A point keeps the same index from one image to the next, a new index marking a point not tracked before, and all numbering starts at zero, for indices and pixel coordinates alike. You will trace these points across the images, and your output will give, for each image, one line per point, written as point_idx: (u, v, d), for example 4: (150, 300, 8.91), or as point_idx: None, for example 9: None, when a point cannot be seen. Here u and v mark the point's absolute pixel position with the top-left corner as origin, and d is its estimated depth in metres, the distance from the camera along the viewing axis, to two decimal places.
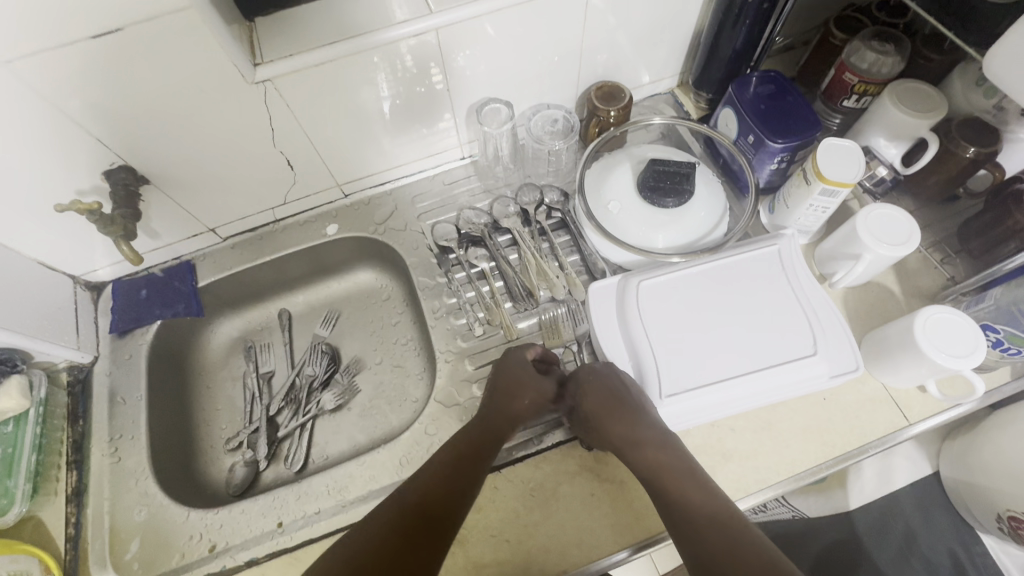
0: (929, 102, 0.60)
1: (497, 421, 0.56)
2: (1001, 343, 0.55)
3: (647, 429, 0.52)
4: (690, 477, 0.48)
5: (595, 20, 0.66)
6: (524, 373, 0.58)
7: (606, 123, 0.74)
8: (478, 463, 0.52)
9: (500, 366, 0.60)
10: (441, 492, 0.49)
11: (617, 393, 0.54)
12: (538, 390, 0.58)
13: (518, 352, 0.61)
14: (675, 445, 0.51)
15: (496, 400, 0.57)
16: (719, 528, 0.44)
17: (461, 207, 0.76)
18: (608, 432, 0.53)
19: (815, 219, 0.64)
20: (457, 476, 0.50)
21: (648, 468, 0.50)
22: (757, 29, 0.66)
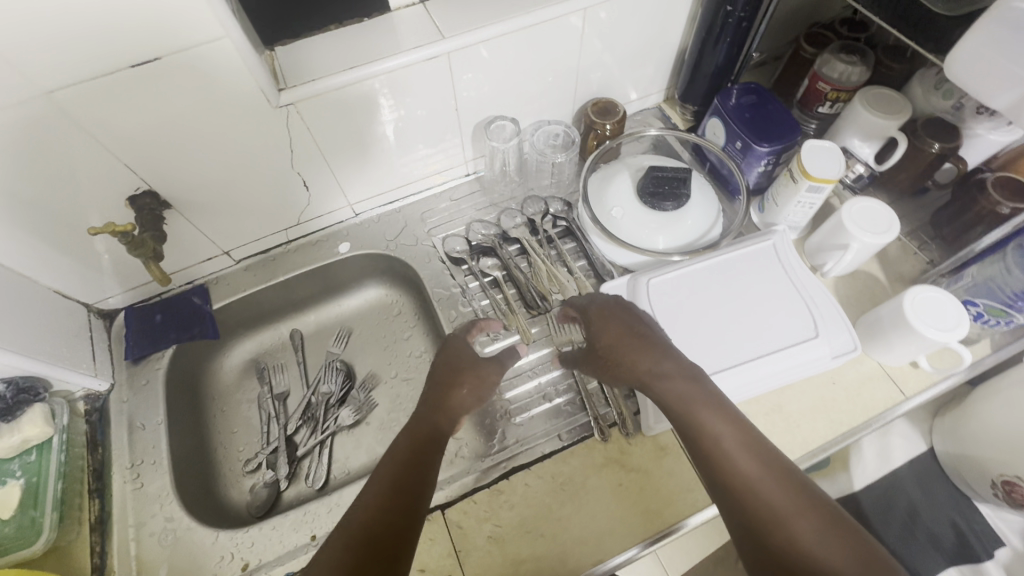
0: (895, 105, 0.66)
1: (434, 420, 0.53)
2: (982, 315, 0.61)
3: (670, 361, 0.52)
4: (718, 408, 0.47)
5: (590, 42, 0.72)
6: (467, 349, 0.60)
7: (603, 136, 0.79)
8: (425, 473, 0.48)
9: (441, 349, 0.60)
10: (389, 512, 0.44)
11: (637, 329, 0.56)
12: (480, 374, 0.57)
13: (459, 340, 0.61)
14: (699, 374, 0.51)
15: (433, 393, 0.55)
16: (748, 460, 0.44)
17: (468, 221, 0.80)
18: (631, 365, 0.53)
19: (803, 215, 0.69)
20: (408, 484, 0.47)
21: (672, 398, 0.49)
22: (737, 46, 0.72)
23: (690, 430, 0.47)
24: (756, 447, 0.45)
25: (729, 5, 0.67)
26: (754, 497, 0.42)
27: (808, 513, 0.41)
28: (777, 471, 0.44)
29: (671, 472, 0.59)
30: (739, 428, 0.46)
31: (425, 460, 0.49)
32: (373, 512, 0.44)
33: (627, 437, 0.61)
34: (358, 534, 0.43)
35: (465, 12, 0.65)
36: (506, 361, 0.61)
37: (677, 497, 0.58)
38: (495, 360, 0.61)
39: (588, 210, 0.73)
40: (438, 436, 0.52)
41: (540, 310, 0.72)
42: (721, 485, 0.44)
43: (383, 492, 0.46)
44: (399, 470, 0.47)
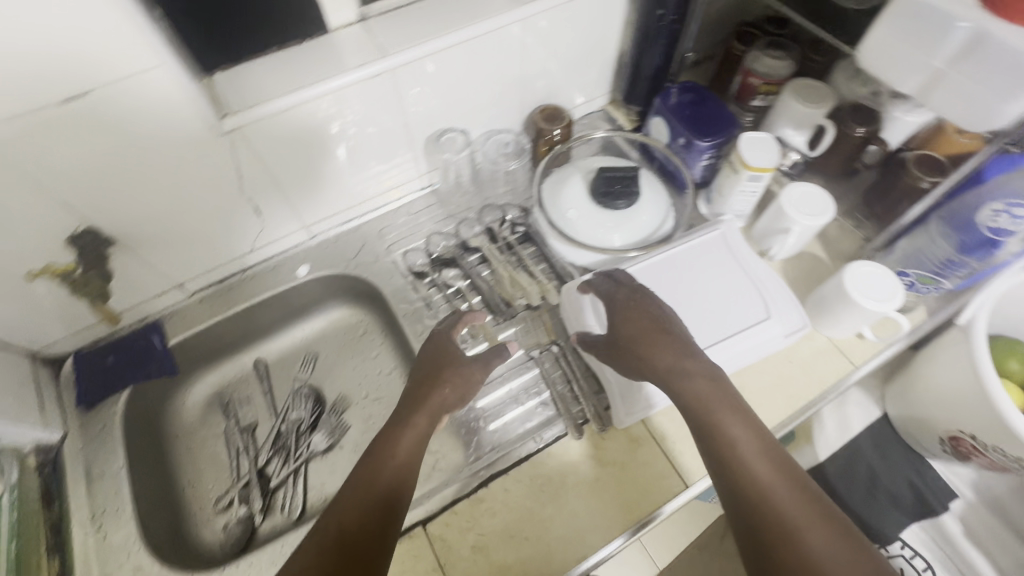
0: (821, 95, 0.70)
1: (415, 420, 0.53)
2: (913, 284, 0.65)
3: (693, 363, 0.53)
4: (740, 415, 0.49)
5: (532, 51, 0.73)
6: (452, 347, 0.61)
7: (553, 141, 0.81)
8: (403, 477, 0.49)
9: (427, 346, 0.62)
10: (365, 514, 0.45)
11: (661, 325, 0.57)
12: (461, 373, 0.58)
13: (443, 337, 0.62)
14: (720, 378, 0.52)
15: (412, 395, 0.56)
16: (764, 466, 0.45)
17: (428, 233, 0.80)
18: (651, 361, 0.55)
19: (746, 203, 0.73)
20: (389, 484, 0.48)
21: (694, 397, 0.51)
22: (672, 47, 0.76)
23: (709, 430, 0.48)
24: (772, 453, 0.47)
25: (661, 8, 0.70)
26: (768, 505, 0.43)
27: (823, 530, 0.41)
28: (795, 485, 0.44)
29: (644, 462, 0.61)
30: (759, 436, 0.48)
31: (404, 465, 0.50)
32: (347, 520, 0.45)
33: (601, 431, 0.62)
34: (330, 541, 0.43)
35: (407, 28, 0.65)
36: (492, 360, 0.60)
37: (652, 486, 0.60)
38: (478, 359, 0.60)
39: (545, 214, 0.75)
40: (419, 438, 0.52)
41: (505, 316, 0.73)
42: (734, 487, 0.45)
43: (358, 498, 0.46)
44: (375, 475, 0.48)
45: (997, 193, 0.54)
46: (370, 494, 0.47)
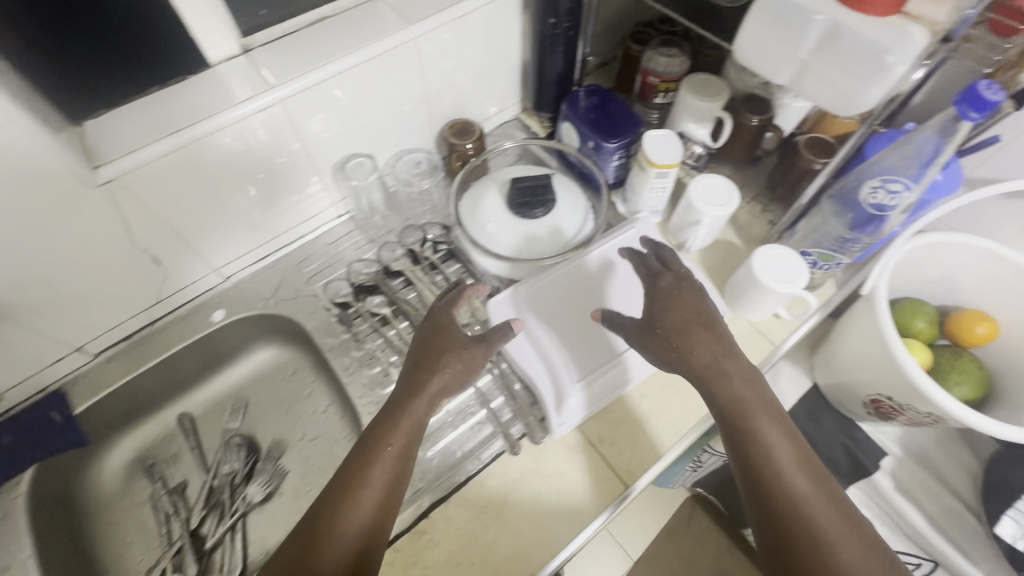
0: (715, 89, 0.72)
1: (412, 407, 0.51)
2: (816, 263, 0.66)
3: (734, 364, 0.51)
4: (778, 422, 0.49)
5: (433, 68, 0.72)
6: (454, 325, 0.57)
7: (466, 155, 0.81)
8: (401, 464, 0.49)
9: (428, 321, 0.58)
10: (356, 498, 0.46)
11: (703, 316, 0.54)
12: (464, 356, 0.54)
13: (445, 314, 0.58)
14: (758, 381, 0.51)
15: (410, 377, 0.53)
16: (799, 478, 0.47)
17: (349, 262, 0.78)
18: (691, 359, 0.52)
19: (659, 199, 0.74)
20: (384, 472, 0.48)
21: (733, 399, 0.50)
22: (571, 53, 0.76)
23: (748, 436, 0.49)
24: (806, 462, 0.48)
25: (553, 16, 0.71)
26: (805, 517, 0.45)
27: (854, 543, 0.44)
28: (829, 498, 0.46)
29: (583, 468, 0.61)
30: (794, 445, 0.49)
31: (398, 454, 0.49)
32: (340, 518, 0.45)
33: (536, 444, 0.62)
34: (321, 539, 0.44)
35: (294, 56, 0.63)
36: (496, 342, 0.56)
37: (593, 492, 0.60)
38: (482, 339, 0.56)
39: (465, 229, 0.73)
40: (414, 425, 0.50)
41: None
42: (770, 496, 0.46)
43: (352, 493, 0.46)
44: (365, 468, 0.47)
45: (880, 167, 0.57)
46: (364, 488, 0.46)
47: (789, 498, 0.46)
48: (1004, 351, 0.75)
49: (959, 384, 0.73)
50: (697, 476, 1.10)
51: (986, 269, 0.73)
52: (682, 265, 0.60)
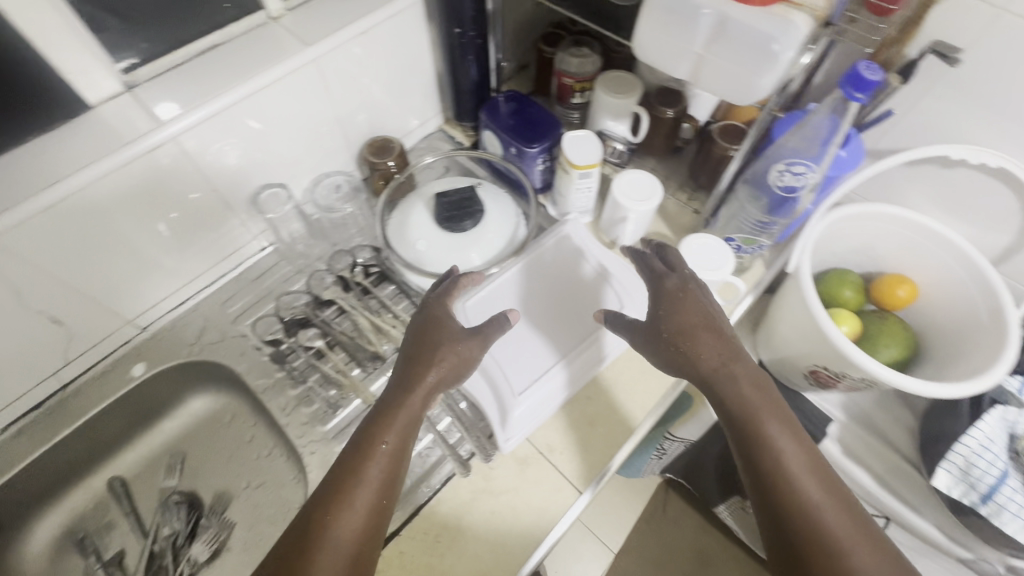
0: (629, 85, 0.73)
1: (408, 402, 0.50)
2: (740, 247, 0.68)
3: (742, 366, 0.51)
4: (788, 426, 0.50)
5: (342, 87, 0.70)
6: (448, 318, 0.56)
7: (389, 173, 0.79)
8: (398, 460, 0.48)
9: (423, 315, 0.57)
10: (355, 490, 0.46)
11: (710, 318, 0.53)
12: (460, 349, 0.53)
13: (439, 307, 0.57)
14: (766, 384, 0.52)
15: (405, 371, 0.52)
16: (811, 483, 0.47)
17: (277, 296, 0.74)
18: (698, 361, 0.52)
19: (587, 199, 0.74)
20: (383, 466, 0.47)
21: (743, 402, 0.50)
22: (482, 60, 0.75)
23: (758, 441, 0.49)
24: (817, 467, 0.48)
25: (458, 26, 0.70)
26: (818, 524, 0.45)
27: (866, 551, 0.44)
28: (840, 503, 0.47)
29: (535, 480, 0.60)
30: (804, 449, 0.49)
31: (395, 450, 0.48)
32: (337, 518, 0.44)
33: (488, 462, 0.61)
34: (316, 541, 0.43)
35: (187, 88, 0.59)
36: (491, 335, 0.55)
37: (547, 504, 0.59)
38: (479, 331, 0.55)
39: (394, 253, 0.72)
40: (411, 420, 0.50)
41: (372, 365, 0.69)
42: (780, 501, 0.47)
43: (348, 492, 0.45)
44: (361, 467, 0.46)
45: (783, 152, 0.58)
46: (361, 487, 0.45)
47: (801, 503, 0.46)
48: (926, 310, 0.79)
49: (887, 346, 0.76)
50: (665, 463, 1.12)
51: (899, 235, 0.76)
52: (688, 266, 0.58)
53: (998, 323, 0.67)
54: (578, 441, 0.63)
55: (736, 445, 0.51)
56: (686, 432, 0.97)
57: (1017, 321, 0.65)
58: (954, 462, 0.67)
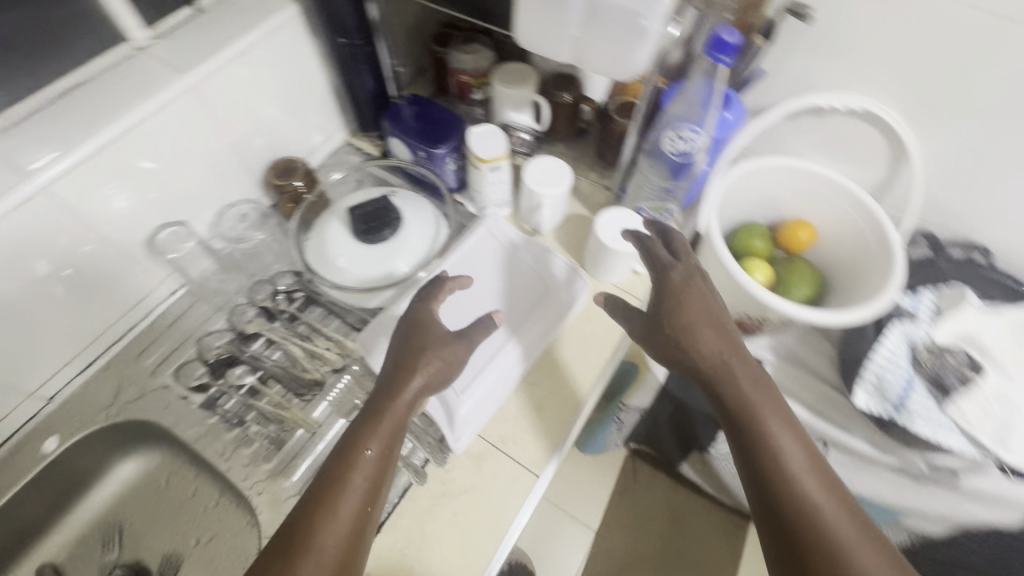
0: (524, 75, 0.74)
1: (397, 407, 0.51)
2: (651, 216, 0.71)
3: (739, 364, 0.55)
4: (786, 423, 0.53)
5: (231, 111, 0.67)
6: (433, 322, 0.58)
7: (298, 194, 0.76)
8: (384, 464, 0.48)
9: (409, 321, 0.58)
10: (342, 494, 0.46)
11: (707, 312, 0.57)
12: (446, 353, 0.55)
13: (426, 310, 0.59)
14: (764, 383, 0.55)
15: (391, 377, 0.53)
16: (806, 475, 0.50)
17: (197, 339, 0.70)
18: (697, 358, 0.55)
19: (502, 191, 0.75)
20: (371, 470, 0.47)
21: (741, 397, 0.53)
22: (375, 67, 0.75)
23: (758, 435, 0.52)
24: (813, 462, 0.51)
25: (343, 36, 0.69)
26: (813, 515, 0.48)
27: (862, 543, 0.46)
28: (835, 496, 0.49)
29: (492, 474, 0.60)
30: (801, 446, 0.52)
31: (381, 456, 0.49)
32: (322, 524, 0.44)
33: (442, 466, 0.60)
34: (301, 549, 0.43)
35: (55, 132, 0.55)
36: (477, 338, 0.58)
37: (507, 495, 0.59)
38: (462, 336, 0.57)
39: (317, 278, 0.70)
40: (397, 425, 0.50)
41: (311, 392, 0.67)
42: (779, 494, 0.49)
43: (335, 498, 0.45)
44: (348, 474, 0.47)
45: (670, 122, 0.61)
46: (348, 492, 0.46)
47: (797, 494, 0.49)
48: (824, 248, 0.86)
49: (798, 286, 0.82)
50: (625, 434, 1.15)
51: (792, 182, 0.82)
52: (694, 257, 0.60)
53: (884, 247, 0.74)
54: (530, 427, 0.63)
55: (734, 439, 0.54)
56: (639, 400, 1.02)
57: (899, 243, 0.73)
58: (868, 380, 0.73)
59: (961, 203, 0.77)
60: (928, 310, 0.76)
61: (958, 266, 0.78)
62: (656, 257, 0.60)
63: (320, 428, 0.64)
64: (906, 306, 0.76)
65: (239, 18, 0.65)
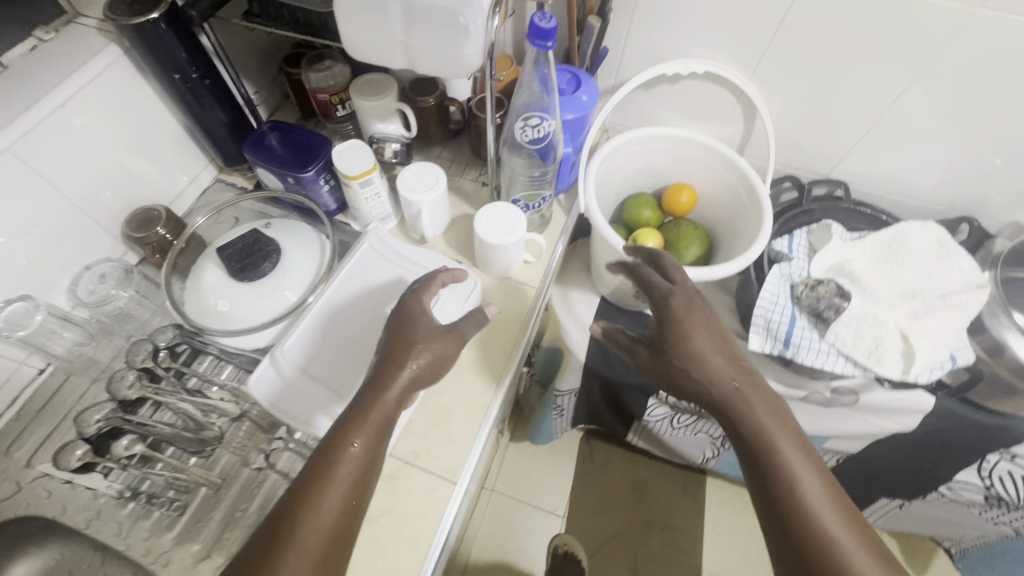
0: (383, 85, 0.73)
1: (384, 395, 0.51)
2: (527, 205, 0.71)
3: (753, 390, 0.55)
4: (802, 451, 0.53)
5: (62, 168, 0.62)
6: (422, 315, 0.58)
7: (165, 243, 0.72)
8: (372, 452, 0.49)
9: (397, 314, 0.59)
10: (328, 481, 0.46)
11: (718, 333, 0.57)
12: (435, 347, 0.55)
13: (417, 303, 0.59)
14: (781, 409, 0.55)
15: (379, 372, 0.53)
16: (826, 508, 0.49)
17: (75, 416, 0.64)
18: (710, 380, 0.55)
19: (382, 205, 0.74)
20: (361, 458, 0.48)
21: (757, 424, 0.54)
22: (224, 98, 0.71)
23: (770, 463, 0.52)
24: (831, 490, 0.51)
25: (177, 71, 0.65)
26: (833, 548, 0.46)
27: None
28: (854, 527, 0.48)
29: (409, 491, 0.60)
30: (819, 474, 0.52)
31: (367, 447, 0.49)
32: (304, 517, 0.44)
33: None
34: (284, 540, 0.43)
35: None
36: (467, 331, 0.59)
37: (427, 507, 0.59)
38: (453, 331, 0.58)
39: (207, 334, 0.66)
40: (387, 418, 0.51)
41: (209, 446, 0.64)
42: (797, 523, 0.49)
43: (318, 492, 0.45)
44: (333, 467, 0.47)
45: (518, 108, 0.61)
46: (332, 484, 0.46)
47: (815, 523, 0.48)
48: (706, 207, 0.90)
49: (688, 247, 0.84)
50: (569, 418, 1.17)
51: (665, 150, 0.86)
52: (689, 280, 0.62)
53: (754, 199, 0.78)
54: (440, 434, 0.63)
55: (751, 466, 0.53)
56: (569, 383, 1.03)
57: (766, 192, 0.77)
58: (760, 324, 0.76)
59: (816, 143, 0.84)
60: (802, 249, 0.81)
61: (823, 204, 0.85)
62: (653, 286, 0.61)
63: (223, 481, 0.62)
64: (783, 250, 0.81)
65: (54, 69, 0.61)
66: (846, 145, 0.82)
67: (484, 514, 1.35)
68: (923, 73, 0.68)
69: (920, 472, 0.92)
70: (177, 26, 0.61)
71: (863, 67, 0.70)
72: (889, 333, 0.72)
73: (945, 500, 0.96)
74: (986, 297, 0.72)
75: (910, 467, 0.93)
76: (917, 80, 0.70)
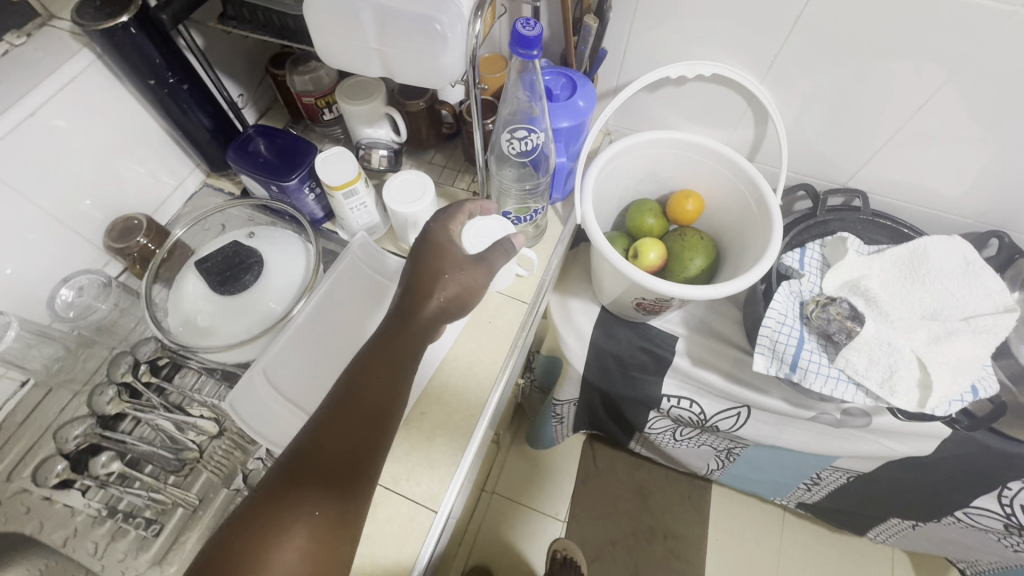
0: (369, 89, 0.69)
1: (411, 326, 0.50)
2: (519, 218, 0.68)
3: None
4: None
5: (33, 178, 0.60)
6: (451, 245, 0.56)
7: (146, 253, 0.70)
8: (399, 378, 0.47)
9: (424, 244, 0.56)
10: (360, 400, 0.44)
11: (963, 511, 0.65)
12: (464, 277, 0.53)
13: (444, 232, 0.57)
14: None
15: (404, 303, 0.52)
16: None
17: (56, 430, 0.63)
18: None
19: (369, 214, 0.71)
20: (389, 383, 0.46)
21: None
22: (205, 103, 0.69)
23: None
24: None
25: (152, 77, 0.62)
26: None
27: None
28: None
29: (387, 519, 0.57)
30: None
31: (394, 373, 0.47)
32: (330, 435, 0.41)
33: None
34: (311, 457, 0.40)
35: None
36: (496, 262, 0.55)
37: (405, 539, 0.56)
38: (483, 259, 0.55)
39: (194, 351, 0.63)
40: (414, 347, 0.49)
41: (188, 466, 0.62)
42: None
43: (345, 411, 0.43)
44: (360, 390, 0.44)
45: (507, 116, 0.57)
46: (360, 404, 0.43)
47: None
48: (714, 214, 0.85)
49: (694, 258, 0.79)
50: (569, 426, 1.13)
51: (671, 155, 0.81)
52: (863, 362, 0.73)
53: (763, 209, 0.73)
54: (420, 461, 0.60)
55: None
56: (568, 393, 1.00)
57: (777, 204, 0.71)
58: (764, 344, 0.72)
59: (834, 149, 0.79)
60: (815, 263, 0.78)
61: (839, 215, 0.81)
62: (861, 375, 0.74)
63: (200, 502, 0.60)
64: (794, 264, 0.77)
65: (24, 76, 0.58)
66: (867, 151, 0.77)
67: (484, 517, 1.33)
68: (956, 74, 0.62)
69: (937, 501, 0.86)
70: (149, 29, 0.58)
71: (893, 65, 0.64)
72: (907, 360, 0.67)
73: (962, 527, 0.90)
74: (1015, 322, 0.68)
75: (926, 496, 0.87)
76: (949, 82, 0.63)
